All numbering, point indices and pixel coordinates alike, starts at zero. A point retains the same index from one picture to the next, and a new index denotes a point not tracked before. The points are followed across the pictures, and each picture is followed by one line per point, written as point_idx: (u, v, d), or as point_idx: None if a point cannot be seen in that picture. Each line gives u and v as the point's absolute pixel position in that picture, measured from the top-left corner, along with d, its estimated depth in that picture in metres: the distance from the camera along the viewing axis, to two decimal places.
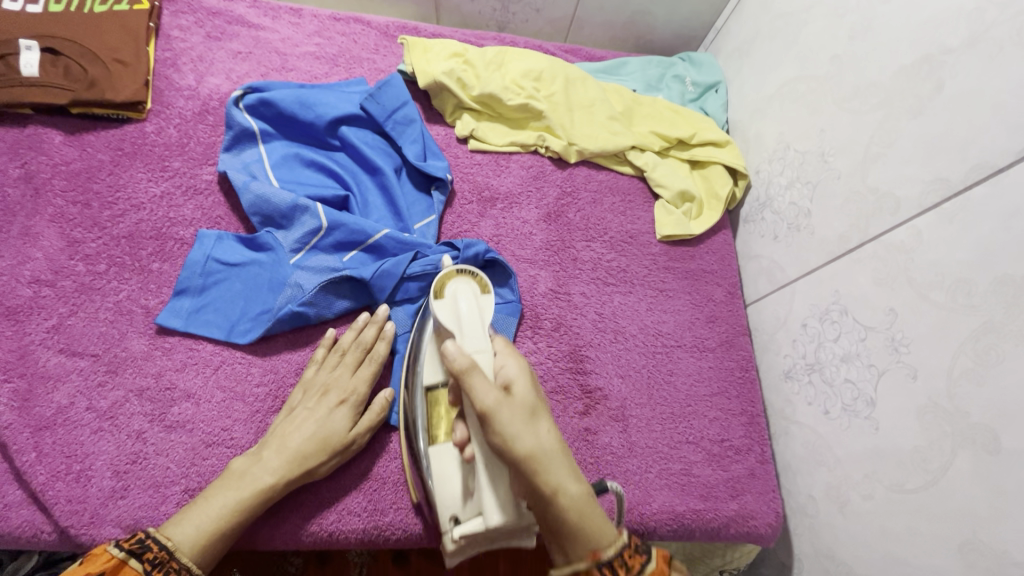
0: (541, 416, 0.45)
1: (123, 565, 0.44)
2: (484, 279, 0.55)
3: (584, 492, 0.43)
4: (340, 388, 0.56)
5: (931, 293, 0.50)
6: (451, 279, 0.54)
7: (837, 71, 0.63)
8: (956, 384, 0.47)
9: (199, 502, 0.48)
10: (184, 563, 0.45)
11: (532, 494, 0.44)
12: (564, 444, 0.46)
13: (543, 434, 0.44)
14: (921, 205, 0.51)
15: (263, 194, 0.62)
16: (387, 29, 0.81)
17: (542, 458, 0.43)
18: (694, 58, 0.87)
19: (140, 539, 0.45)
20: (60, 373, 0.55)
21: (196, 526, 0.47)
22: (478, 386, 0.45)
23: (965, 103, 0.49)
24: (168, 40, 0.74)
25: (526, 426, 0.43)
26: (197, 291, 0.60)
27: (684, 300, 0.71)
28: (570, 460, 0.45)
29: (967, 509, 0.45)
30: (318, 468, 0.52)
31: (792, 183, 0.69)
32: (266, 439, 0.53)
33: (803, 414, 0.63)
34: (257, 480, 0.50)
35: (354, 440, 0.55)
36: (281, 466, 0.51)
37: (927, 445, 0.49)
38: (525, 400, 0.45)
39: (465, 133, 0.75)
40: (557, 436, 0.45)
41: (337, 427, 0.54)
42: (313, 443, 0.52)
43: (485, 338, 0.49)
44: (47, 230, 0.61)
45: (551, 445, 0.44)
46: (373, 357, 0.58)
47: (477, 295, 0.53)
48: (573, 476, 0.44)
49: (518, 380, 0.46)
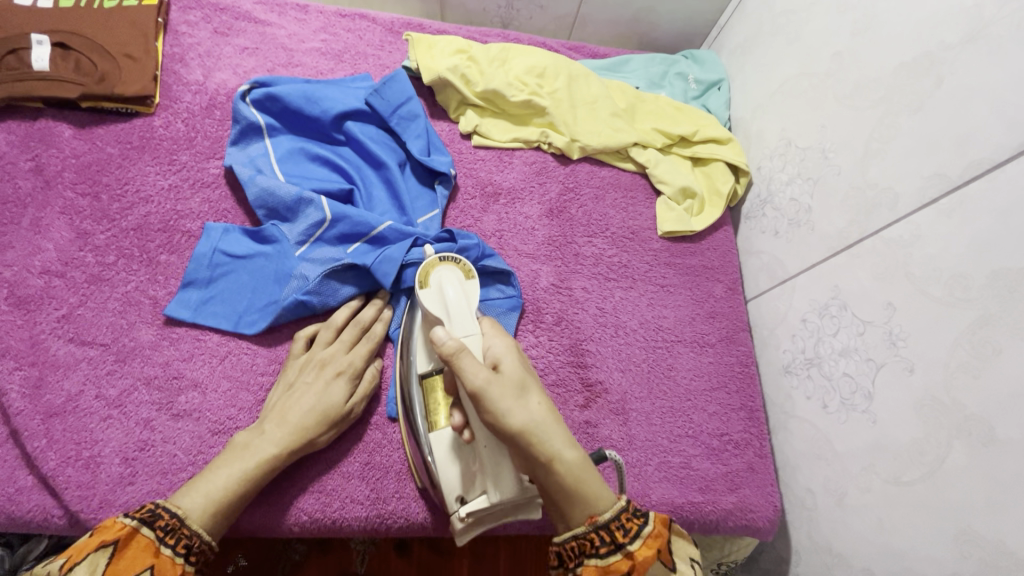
0: (532, 390, 0.46)
1: (135, 533, 0.44)
2: (467, 265, 0.55)
3: (580, 458, 0.44)
4: (337, 362, 0.57)
5: (929, 287, 0.50)
6: (434, 267, 0.54)
7: (839, 67, 0.63)
8: (954, 378, 0.47)
9: (205, 474, 0.49)
10: (195, 530, 0.46)
11: (530, 465, 0.45)
12: (558, 415, 0.46)
13: (534, 406, 0.44)
14: (920, 201, 0.52)
15: (269, 187, 0.63)
16: (392, 26, 0.82)
17: (536, 430, 0.43)
18: (696, 56, 0.88)
19: (150, 509, 0.46)
20: (70, 362, 0.56)
21: (204, 494, 0.47)
22: (467, 366, 0.44)
23: (964, 99, 0.49)
24: (176, 36, 0.75)
25: (516, 400, 0.44)
26: (204, 283, 0.61)
27: (685, 296, 0.72)
28: (566, 429, 0.45)
29: (964, 501, 0.46)
30: (318, 438, 0.54)
31: (793, 179, 0.69)
32: (267, 414, 0.54)
33: (803, 409, 0.64)
34: (261, 450, 0.51)
35: (352, 409, 0.56)
36: (283, 439, 0.52)
37: (925, 437, 0.49)
38: (514, 376, 0.45)
39: (469, 129, 0.75)
40: (550, 407, 0.45)
41: (336, 397, 0.55)
42: (313, 414, 0.53)
43: (473, 320, 0.50)
44: (57, 221, 0.62)
45: (544, 417, 0.44)
46: (371, 335, 0.60)
47: (462, 280, 0.53)
48: (569, 444, 0.44)
49: (506, 357, 0.47)
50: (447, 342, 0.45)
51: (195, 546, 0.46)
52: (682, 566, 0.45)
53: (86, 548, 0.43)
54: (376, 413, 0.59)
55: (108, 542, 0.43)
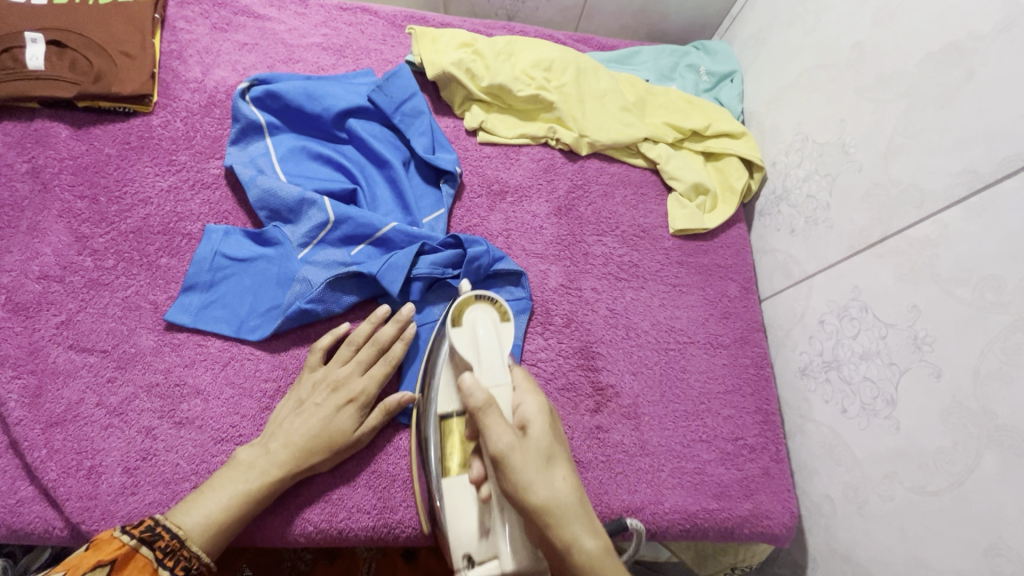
0: (559, 461, 0.44)
1: (133, 552, 0.45)
2: (503, 306, 0.53)
3: (601, 545, 0.42)
4: (349, 387, 0.55)
5: (957, 289, 0.48)
6: (468, 305, 0.53)
7: (859, 59, 0.61)
8: (983, 384, 0.45)
9: (207, 491, 0.48)
10: (194, 551, 0.46)
11: (546, 542, 0.43)
12: (583, 492, 0.44)
13: (559, 482, 0.42)
14: (947, 198, 0.50)
15: (270, 188, 0.62)
16: (395, 19, 0.80)
17: (558, 509, 0.41)
18: (708, 47, 0.85)
19: (150, 526, 0.46)
20: (70, 370, 0.55)
21: (205, 513, 0.47)
22: (493, 427, 0.43)
23: (997, 91, 0.47)
24: (173, 32, 0.73)
25: (540, 473, 0.42)
26: (205, 287, 0.59)
27: (697, 296, 0.70)
28: (588, 510, 0.43)
29: (994, 513, 0.44)
30: (322, 462, 0.52)
31: (809, 175, 0.67)
32: (272, 430, 0.53)
33: (820, 413, 0.62)
34: (266, 470, 0.50)
35: (359, 439, 0.54)
36: (288, 460, 0.51)
37: (952, 446, 0.47)
38: (541, 445, 0.43)
39: (474, 125, 0.73)
40: (575, 484, 0.44)
41: (343, 425, 0.53)
42: (319, 440, 0.52)
43: (504, 372, 0.49)
44: (55, 225, 0.60)
45: (567, 495, 0.42)
46: (389, 357, 0.57)
47: (497, 323, 0.52)
48: (591, 531, 0.42)
49: (535, 421, 0.45)
50: (475, 395, 0.44)
51: (193, 567, 0.46)
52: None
53: (83, 565, 0.43)
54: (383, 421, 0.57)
55: (105, 562, 0.44)
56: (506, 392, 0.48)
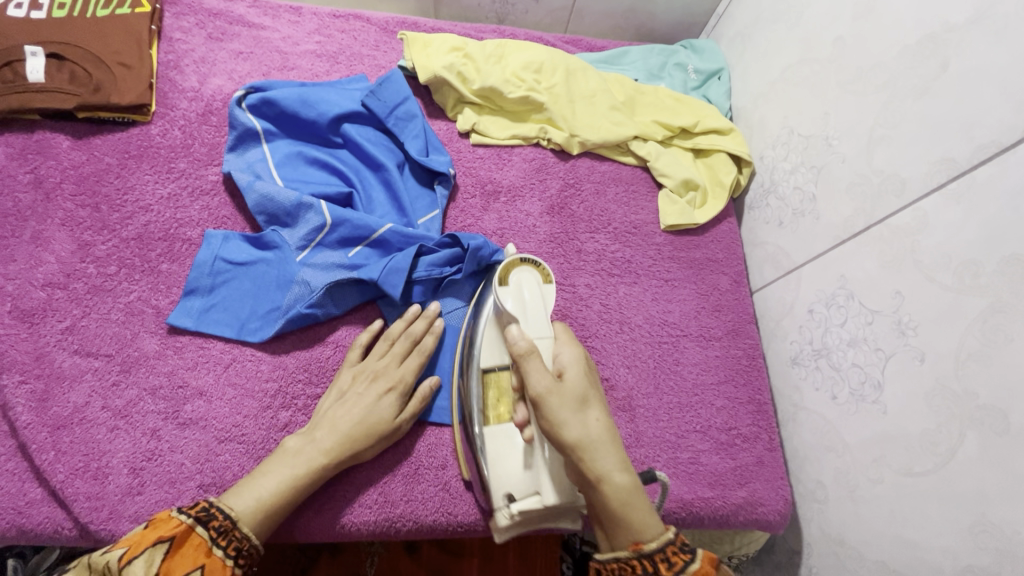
0: (592, 405, 0.48)
1: (190, 531, 0.45)
2: (546, 269, 0.56)
3: (630, 483, 0.45)
4: (389, 375, 0.57)
5: (939, 275, 0.49)
6: (514, 266, 0.55)
7: (841, 54, 0.62)
8: (964, 366, 0.47)
9: (257, 476, 0.50)
10: (245, 533, 0.47)
11: (580, 479, 0.47)
12: (616, 434, 0.48)
13: (592, 422, 0.46)
14: (927, 186, 0.51)
15: (267, 193, 0.63)
16: (387, 25, 0.82)
17: (589, 446, 0.45)
18: (695, 46, 0.86)
19: (204, 507, 0.47)
20: (75, 374, 0.56)
21: (256, 497, 0.49)
22: (534, 371, 0.48)
23: (971, 82, 0.48)
24: (170, 42, 0.74)
25: (575, 414, 0.46)
26: (206, 290, 0.61)
27: (690, 290, 0.71)
28: (620, 450, 0.47)
29: (977, 492, 0.45)
30: (366, 449, 0.54)
31: (796, 168, 0.68)
32: (316, 420, 0.54)
33: (811, 400, 0.63)
34: (312, 458, 0.51)
35: (400, 425, 0.55)
36: (333, 448, 0.52)
37: (936, 428, 0.49)
38: (577, 389, 0.48)
39: (467, 127, 0.75)
40: (608, 425, 0.47)
41: (384, 413, 0.55)
42: (362, 428, 0.53)
43: (547, 326, 0.53)
44: (58, 233, 0.62)
45: (600, 435, 0.46)
46: (423, 348, 0.59)
47: (540, 284, 0.55)
48: (621, 467, 0.45)
49: (572, 369, 0.49)
50: (519, 344, 0.49)
51: (244, 549, 0.47)
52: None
53: (144, 543, 0.44)
54: None
55: (164, 539, 0.44)
56: (547, 343, 0.52)
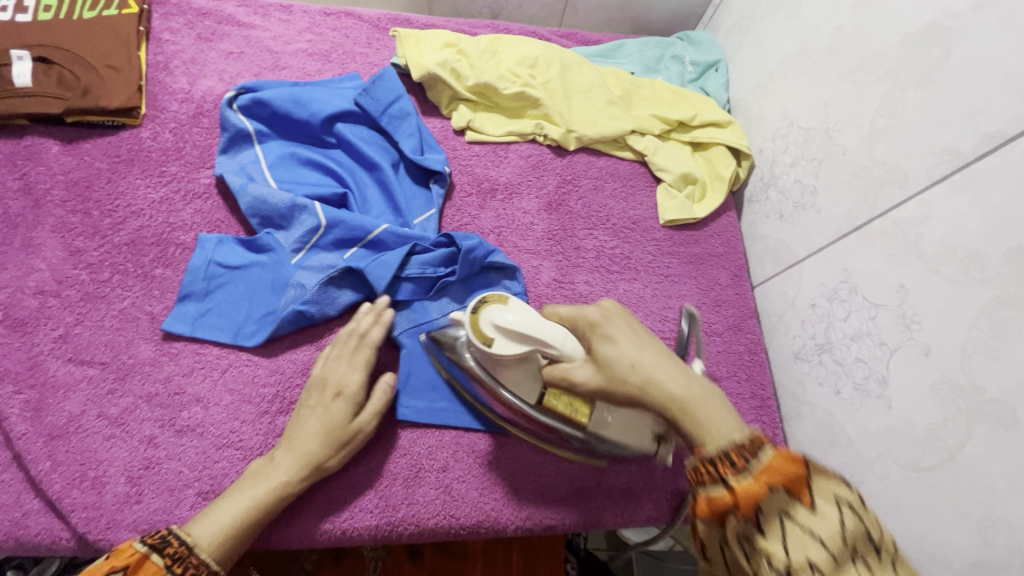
0: (622, 338, 0.45)
1: (145, 559, 0.45)
2: (496, 294, 0.53)
3: (689, 390, 0.42)
4: (336, 380, 0.56)
5: (943, 267, 0.49)
6: (478, 318, 0.52)
7: (840, 44, 0.61)
8: (971, 360, 0.46)
9: (217, 502, 0.50)
10: (203, 559, 0.46)
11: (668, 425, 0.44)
12: (664, 355, 0.44)
13: (628, 353, 0.44)
14: (930, 178, 0.50)
15: (260, 196, 0.62)
16: (378, 22, 0.80)
17: (638, 373, 0.43)
18: (692, 38, 0.85)
19: (161, 535, 0.47)
20: (69, 383, 0.56)
21: (213, 521, 0.48)
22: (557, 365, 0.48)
23: (974, 71, 0.47)
24: (159, 43, 0.73)
25: (609, 356, 0.44)
26: (201, 295, 0.60)
27: (690, 285, 0.71)
28: (672, 365, 0.44)
29: (986, 487, 0.44)
30: (327, 456, 0.53)
31: (796, 160, 0.67)
32: (277, 441, 0.54)
33: (815, 395, 0.62)
34: (270, 478, 0.51)
35: (359, 427, 0.54)
36: (291, 462, 0.51)
37: (943, 422, 0.48)
38: (603, 340, 0.45)
39: (462, 124, 0.74)
40: (649, 348, 0.44)
41: (337, 418, 0.54)
42: (319, 437, 0.53)
43: (544, 325, 0.48)
44: (49, 240, 0.61)
45: (645, 359, 0.43)
46: (369, 344, 0.58)
47: (507, 305, 0.51)
48: (675, 380, 0.43)
49: (589, 325, 0.46)
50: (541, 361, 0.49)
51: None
52: (822, 506, 0.36)
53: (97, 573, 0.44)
54: (384, 421, 0.58)
55: (117, 569, 0.44)
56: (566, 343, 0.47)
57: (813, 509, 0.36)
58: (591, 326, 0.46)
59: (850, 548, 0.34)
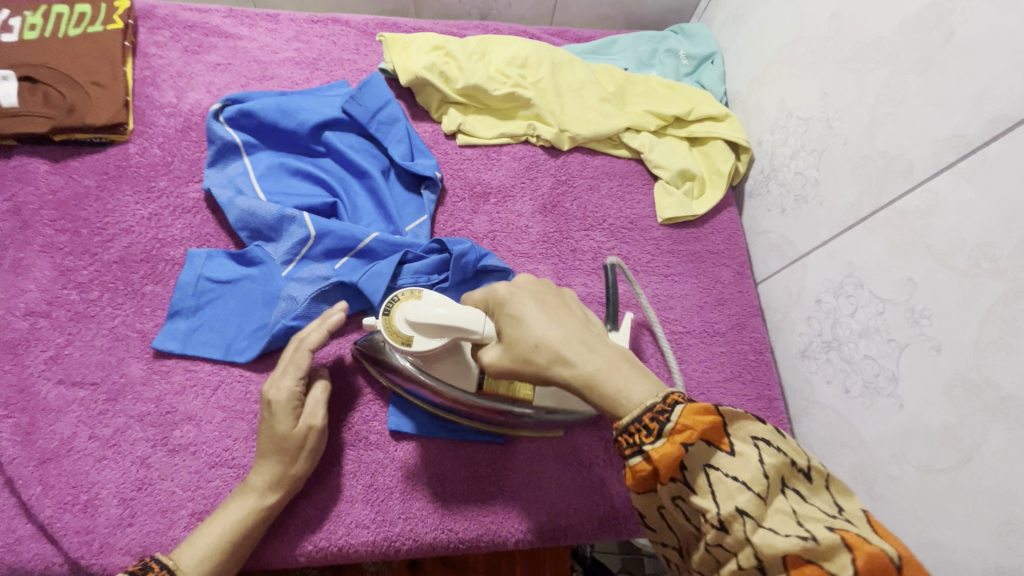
0: (525, 308, 0.42)
1: None
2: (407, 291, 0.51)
3: (601, 363, 0.39)
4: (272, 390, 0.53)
5: (952, 259, 0.47)
6: (393, 319, 0.49)
7: (837, 30, 0.59)
8: (985, 357, 0.44)
9: (199, 526, 0.49)
10: None
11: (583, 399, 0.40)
12: (568, 322, 0.41)
13: (531, 329, 0.40)
14: (935, 166, 0.48)
15: (249, 208, 0.61)
16: (366, 28, 0.79)
17: (543, 349, 0.40)
18: (686, 30, 0.83)
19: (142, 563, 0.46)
20: (61, 405, 0.55)
21: (191, 544, 0.47)
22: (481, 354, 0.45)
23: (978, 53, 0.45)
24: (145, 58, 0.73)
25: (514, 332, 0.41)
26: (191, 312, 0.59)
27: (691, 284, 0.69)
28: (573, 333, 0.40)
29: (1006, 489, 0.42)
30: (282, 463, 0.50)
31: (796, 152, 0.65)
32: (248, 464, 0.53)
33: (823, 395, 0.60)
34: (243, 502, 0.49)
35: (307, 424, 0.52)
36: (255, 479, 0.50)
37: (959, 421, 0.46)
38: (509, 318, 0.42)
39: (452, 128, 0.72)
40: (550, 316, 0.41)
41: (281, 424, 0.51)
42: (269, 448, 0.51)
43: (450, 312, 0.45)
44: (38, 260, 0.61)
45: (548, 332, 0.40)
46: (302, 347, 0.55)
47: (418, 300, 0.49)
48: (582, 350, 0.39)
49: (498, 301, 0.43)
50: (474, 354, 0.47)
51: None
52: (740, 448, 0.35)
53: None
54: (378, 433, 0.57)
55: None
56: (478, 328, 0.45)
57: (733, 453, 0.35)
58: (502, 303, 0.43)
59: (772, 482, 0.34)
